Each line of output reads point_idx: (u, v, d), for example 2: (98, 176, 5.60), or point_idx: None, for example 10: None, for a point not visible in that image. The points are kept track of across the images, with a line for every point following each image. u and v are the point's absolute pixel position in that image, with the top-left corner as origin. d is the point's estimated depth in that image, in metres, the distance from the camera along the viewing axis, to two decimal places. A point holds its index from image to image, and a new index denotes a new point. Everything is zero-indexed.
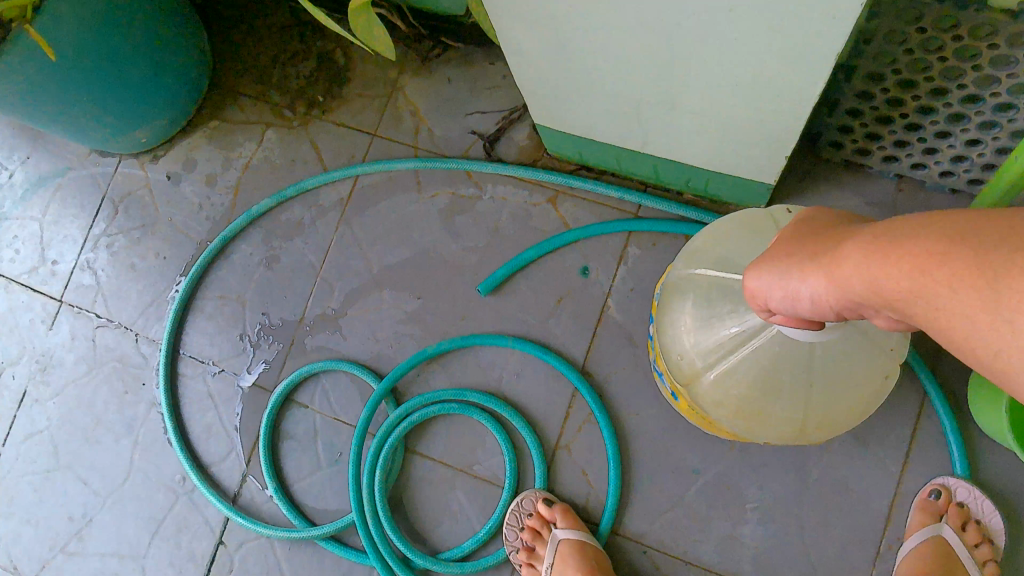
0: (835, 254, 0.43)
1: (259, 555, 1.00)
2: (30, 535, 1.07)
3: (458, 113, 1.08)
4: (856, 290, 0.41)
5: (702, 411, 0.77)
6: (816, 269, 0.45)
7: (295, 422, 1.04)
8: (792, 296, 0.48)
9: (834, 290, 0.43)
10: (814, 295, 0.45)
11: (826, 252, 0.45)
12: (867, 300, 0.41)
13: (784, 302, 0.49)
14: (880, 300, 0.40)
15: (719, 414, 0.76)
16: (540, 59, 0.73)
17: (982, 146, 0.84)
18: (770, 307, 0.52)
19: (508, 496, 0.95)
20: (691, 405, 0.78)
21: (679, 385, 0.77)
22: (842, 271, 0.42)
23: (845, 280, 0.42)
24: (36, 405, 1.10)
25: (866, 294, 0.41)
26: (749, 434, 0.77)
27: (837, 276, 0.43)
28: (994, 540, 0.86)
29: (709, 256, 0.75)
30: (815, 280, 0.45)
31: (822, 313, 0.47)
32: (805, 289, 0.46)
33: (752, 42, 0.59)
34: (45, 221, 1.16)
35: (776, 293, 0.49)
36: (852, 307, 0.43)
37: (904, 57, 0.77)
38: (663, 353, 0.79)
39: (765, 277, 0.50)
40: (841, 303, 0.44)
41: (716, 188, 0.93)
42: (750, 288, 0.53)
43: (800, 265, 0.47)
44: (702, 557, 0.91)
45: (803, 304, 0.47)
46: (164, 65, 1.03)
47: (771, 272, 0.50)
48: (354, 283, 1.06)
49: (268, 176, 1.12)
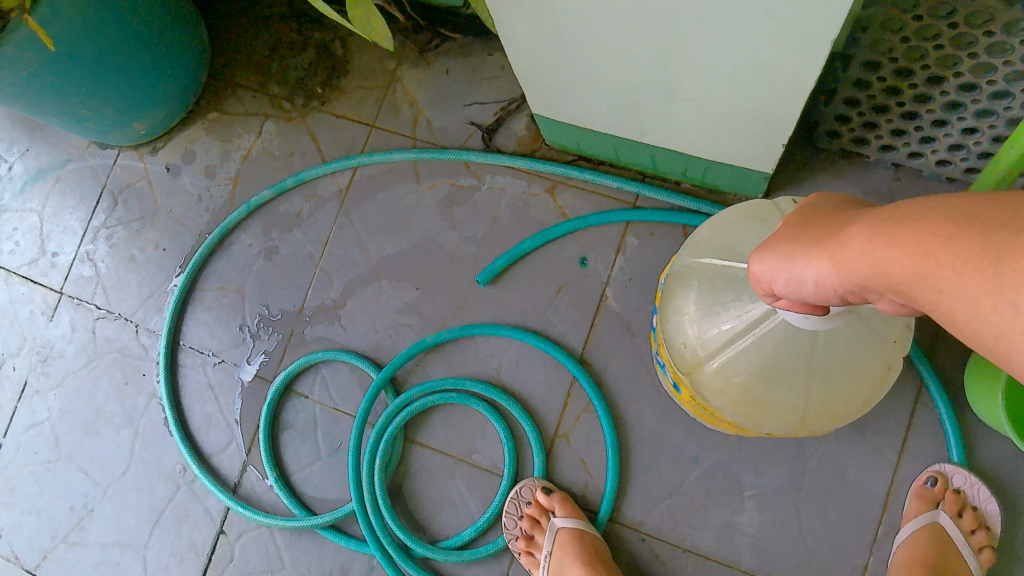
0: (839, 238, 0.43)
1: (260, 544, 1.01)
2: (31, 526, 1.07)
3: (457, 104, 1.08)
4: (860, 273, 0.41)
5: (703, 400, 0.77)
6: (819, 253, 0.45)
7: (295, 412, 1.04)
8: (796, 280, 0.47)
9: (838, 273, 0.43)
10: (818, 279, 0.45)
11: (831, 236, 0.44)
12: (871, 284, 0.41)
13: (788, 286, 0.49)
14: (884, 284, 0.40)
15: (719, 404, 0.76)
16: (535, 47, 0.73)
17: (979, 135, 0.84)
18: (774, 291, 0.52)
19: (508, 485, 0.96)
20: (692, 393, 0.78)
21: (680, 373, 0.78)
22: (847, 254, 0.42)
23: (849, 263, 0.42)
24: (37, 396, 1.11)
25: (871, 277, 0.41)
26: (749, 424, 0.76)
27: (842, 261, 0.42)
28: (991, 525, 0.86)
29: (713, 245, 0.76)
30: (819, 264, 0.44)
31: (826, 297, 0.47)
32: (809, 272, 0.46)
33: (747, 29, 0.59)
34: (45, 213, 1.16)
35: (780, 277, 0.49)
36: (856, 291, 0.43)
37: (901, 45, 0.77)
38: (666, 341, 0.79)
39: (769, 261, 0.50)
40: (845, 286, 0.43)
41: (714, 177, 0.93)
42: (755, 272, 0.53)
43: (803, 248, 0.46)
44: (700, 545, 0.92)
45: (807, 288, 0.47)
46: (163, 56, 1.02)
47: (775, 256, 0.49)
48: (353, 274, 1.07)
49: (267, 168, 1.12)
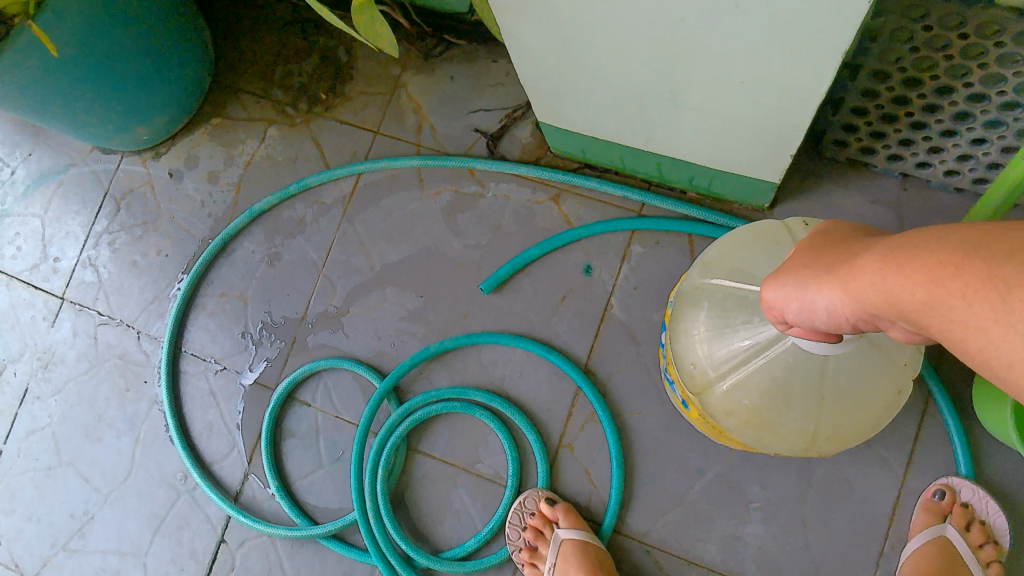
0: (852, 266, 0.44)
1: (260, 554, 1.00)
2: (31, 532, 1.06)
3: (461, 110, 1.07)
4: (872, 301, 0.42)
5: (713, 420, 0.77)
6: (831, 281, 0.45)
7: (296, 419, 1.04)
8: (809, 308, 0.48)
9: (849, 301, 0.44)
10: (831, 306, 0.46)
11: (843, 264, 0.45)
12: (882, 311, 0.42)
13: (801, 313, 0.49)
14: (895, 311, 0.41)
15: (728, 424, 0.76)
16: (542, 56, 0.72)
17: (988, 146, 0.83)
18: (787, 318, 0.52)
19: (510, 495, 0.95)
20: (701, 413, 0.77)
21: (690, 393, 0.77)
22: (859, 282, 0.43)
23: (861, 291, 0.43)
24: (37, 402, 1.10)
25: (882, 304, 0.41)
26: (759, 444, 0.77)
27: (853, 288, 0.43)
28: (999, 540, 0.85)
29: (724, 265, 0.75)
30: (831, 292, 0.45)
31: (838, 324, 0.47)
32: (822, 300, 0.46)
33: (757, 40, 0.59)
34: (47, 218, 1.15)
35: (793, 304, 0.50)
36: (868, 318, 0.44)
37: (910, 55, 0.76)
38: (675, 360, 0.79)
39: (782, 288, 0.51)
40: (858, 314, 0.44)
41: (720, 186, 0.93)
42: (767, 299, 0.53)
43: (815, 277, 0.47)
44: (704, 556, 0.91)
45: (820, 316, 0.48)
46: (166, 61, 1.02)
47: (786, 283, 0.50)
48: (356, 281, 1.06)
49: (270, 174, 1.12)
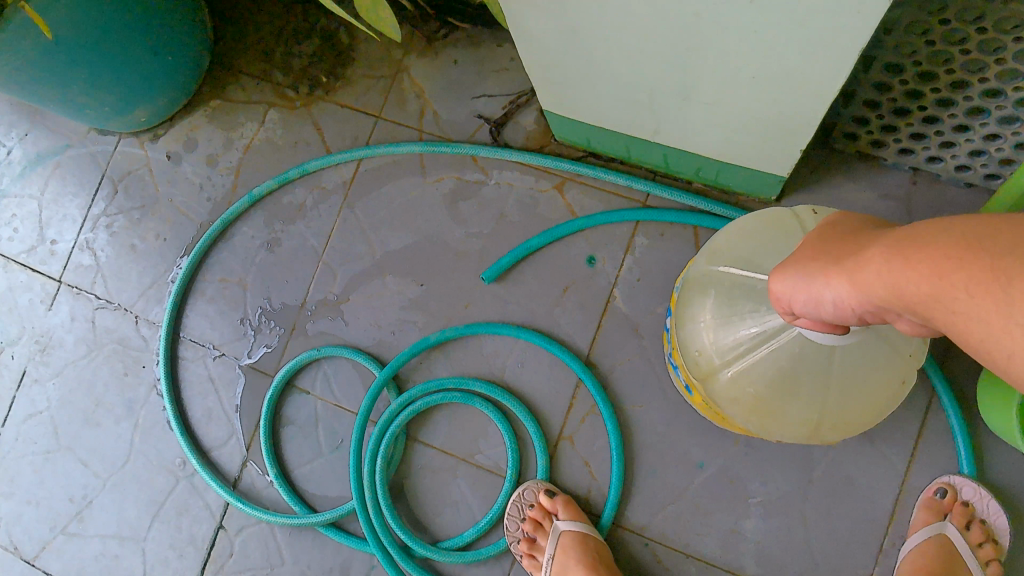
0: (859, 258, 0.43)
1: (260, 541, 1.00)
2: (31, 516, 1.07)
3: (465, 96, 1.05)
4: (877, 293, 0.41)
5: (716, 407, 0.76)
6: (839, 273, 0.44)
7: (296, 407, 1.03)
8: (816, 300, 0.47)
9: (856, 294, 0.43)
10: (837, 299, 0.45)
11: (851, 256, 0.44)
12: (888, 304, 0.41)
13: (808, 305, 0.48)
14: (901, 304, 0.40)
15: (732, 411, 0.75)
16: (551, 46, 0.71)
17: (1001, 142, 0.82)
18: (793, 310, 0.51)
19: (508, 488, 0.95)
20: (705, 399, 0.77)
21: (694, 379, 0.76)
22: (865, 275, 0.42)
23: (868, 284, 0.41)
24: (35, 385, 1.10)
25: (887, 297, 0.40)
26: (763, 431, 0.76)
27: (861, 280, 0.42)
28: (998, 539, 0.85)
29: (732, 254, 0.73)
30: (838, 285, 0.44)
31: (845, 317, 0.46)
32: (829, 293, 0.45)
33: (773, 34, 0.57)
34: (44, 199, 1.14)
35: (799, 296, 0.49)
36: (875, 312, 0.43)
37: (925, 49, 0.74)
38: (680, 346, 0.78)
39: (789, 280, 0.50)
40: (864, 307, 0.43)
41: (728, 178, 0.91)
42: (773, 290, 0.52)
43: (824, 269, 0.46)
44: (703, 550, 0.91)
45: (826, 308, 0.46)
46: (163, 41, 1.00)
47: (795, 275, 0.49)
48: (356, 268, 1.05)
49: (270, 158, 1.10)
